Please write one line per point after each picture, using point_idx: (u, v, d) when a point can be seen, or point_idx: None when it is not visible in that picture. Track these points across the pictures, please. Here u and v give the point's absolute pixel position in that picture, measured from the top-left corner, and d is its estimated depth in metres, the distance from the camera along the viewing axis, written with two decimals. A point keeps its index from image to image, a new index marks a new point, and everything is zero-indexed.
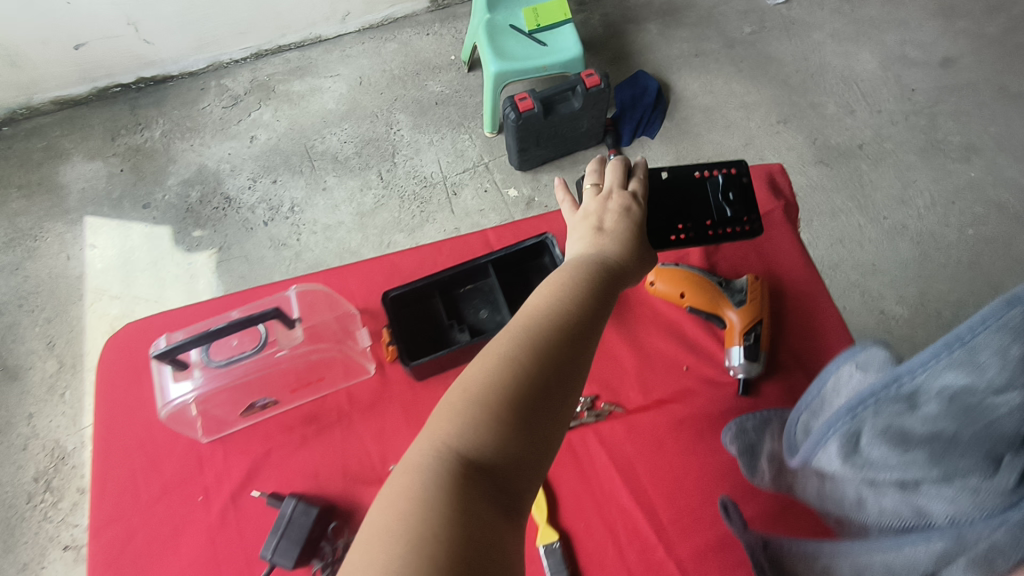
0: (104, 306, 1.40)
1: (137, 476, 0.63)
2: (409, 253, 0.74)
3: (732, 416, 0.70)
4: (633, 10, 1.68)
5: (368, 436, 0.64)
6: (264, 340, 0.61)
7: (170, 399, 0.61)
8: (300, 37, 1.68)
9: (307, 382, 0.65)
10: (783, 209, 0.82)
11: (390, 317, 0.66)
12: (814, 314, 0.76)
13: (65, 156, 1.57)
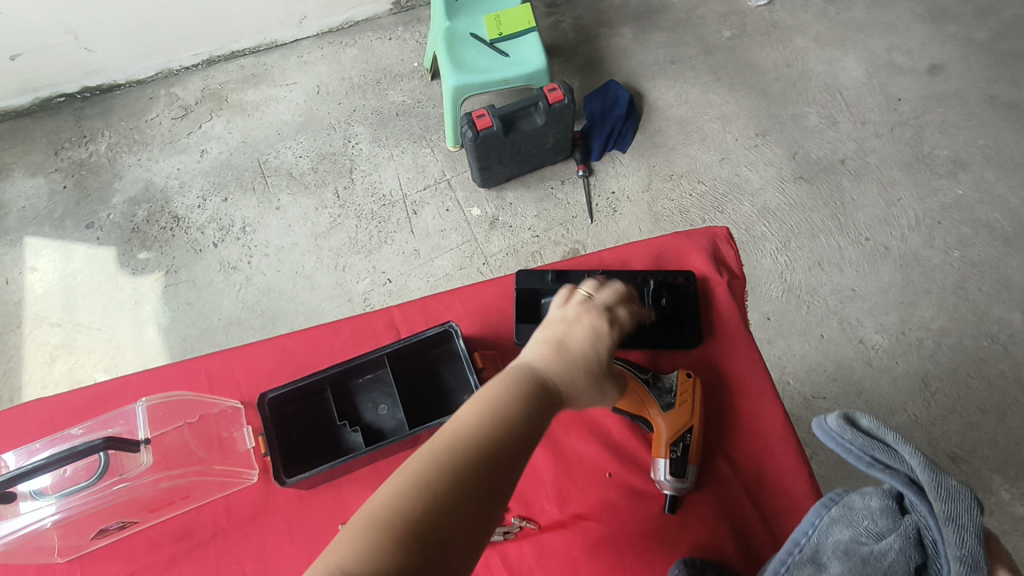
0: (43, 334, 1.32)
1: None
2: (303, 332, 0.66)
3: (657, 537, 0.61)
4: (607, 13, 1.59)
5: (245, 556, 0.57)
6: (102, 470, 0.52)
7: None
8: (255, 42, 1.59)
9: (168, 501, 0.57)
10: (728, 285, 0.71)
11: (269, 424, 0.57)
12: (755, 414, 0.66)
13: (5, 171, 1.49)
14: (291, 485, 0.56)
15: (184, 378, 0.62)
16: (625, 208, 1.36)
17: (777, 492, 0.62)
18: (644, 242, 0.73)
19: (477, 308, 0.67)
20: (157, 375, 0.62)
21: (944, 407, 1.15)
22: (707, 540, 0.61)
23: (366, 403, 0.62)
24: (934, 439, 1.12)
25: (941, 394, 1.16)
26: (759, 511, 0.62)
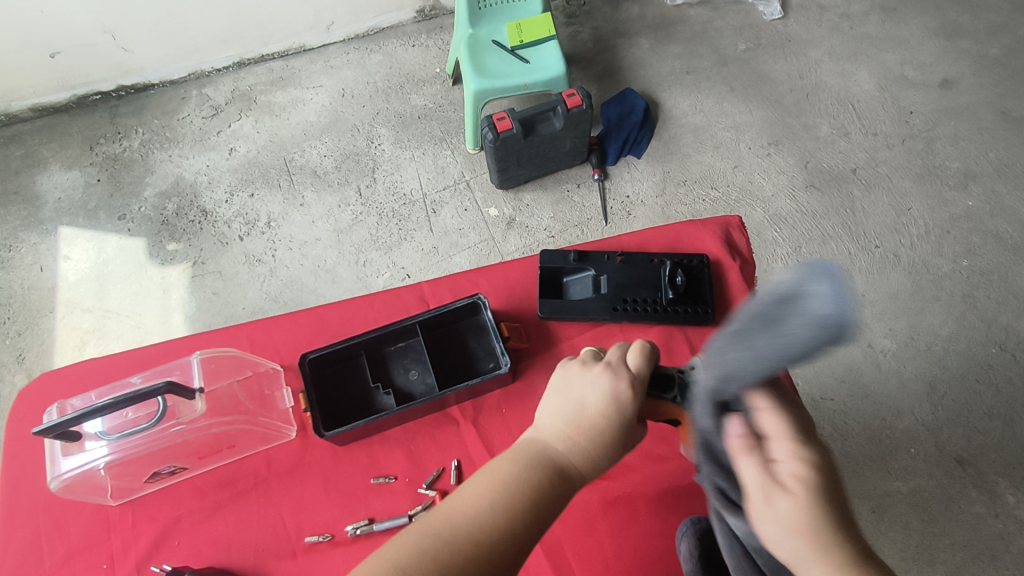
0: (75, 320, 1.38)
1: (39, 540, 0.58)
2: (339, 304, 0.70)
3: (673, 494, 0.64)
4: (625, 25, 1.63)
5: (284, 504, 0.60)
6: (162, 411, 0.56)
7: (62, 470, 0.55)
8: (284, 46, 1.65)
9: (215, 449, 0.60)
10: (741, 269, 0.71)
11: (308, 382, 0.60)
12: None
13: (42, 164, 1.55)
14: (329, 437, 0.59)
15: (229, 340, 0.66)
16: (639, 211, 1.40)
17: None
18: (660, 227, 0.74)
19: (504, 284, 0.71)
20: (203, 338, 0.66)
21: (951, 411, 1.17)
22: None
23: (398, 368, 0.65)
24: (941, 443, 1.14)
25: (948, 399, 1.18)
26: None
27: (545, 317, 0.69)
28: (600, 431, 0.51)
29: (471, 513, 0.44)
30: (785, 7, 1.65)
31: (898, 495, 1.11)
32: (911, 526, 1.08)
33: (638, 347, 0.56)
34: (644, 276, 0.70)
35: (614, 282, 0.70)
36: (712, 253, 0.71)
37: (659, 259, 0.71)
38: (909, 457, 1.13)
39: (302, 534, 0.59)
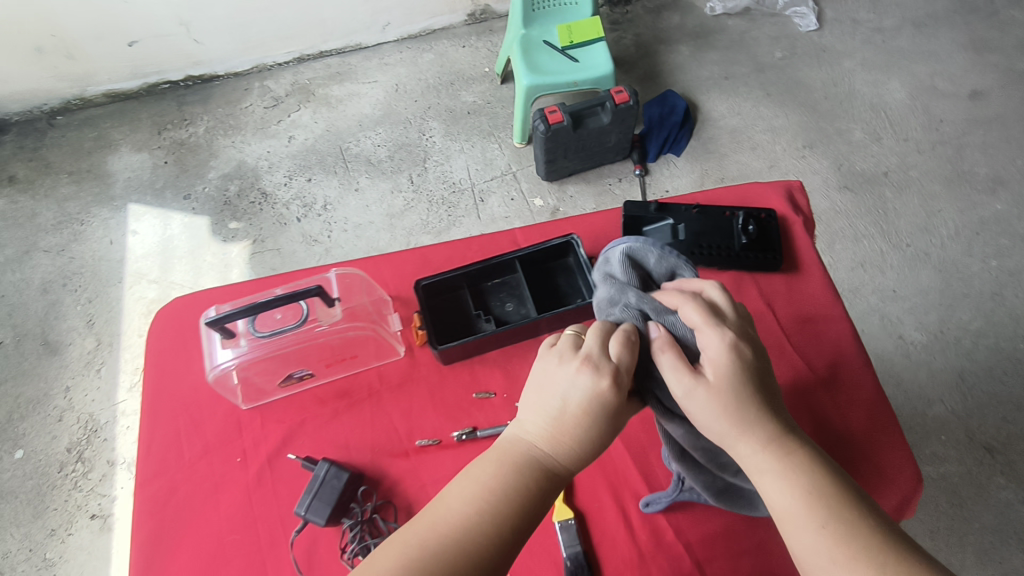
0: (143, 290, 1.46)
1: (177, 435, 0.59)
2: (438, 247, 0.71)
3: None
4: (665, 32, 1.72)
5: (397, 411, 0.59)
6: (307, 313, 0.57)
7: (217, 363, 0.56)
8: (342, 44, 1.74)
9: (341, 358, 0.60)
10: (804, 225, 0.76)
11: (420, 304, 0.63)
12: (826, 331, 0.67)
13: (113, 146, 1.65)
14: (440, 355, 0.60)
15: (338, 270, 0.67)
16: None
17: (848, 380, 0.63)
18: (728, 187, 0.79)
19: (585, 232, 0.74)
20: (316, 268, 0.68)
21: (979, 402, 1.21)
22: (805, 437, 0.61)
23: (497, 300, 0.69)
24: (970, 431, 1.18)
25: (977, 390, 1.22)
26: (832, 397, 0.62)
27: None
28: (577, 424, 0.49)
29: (453, 525, 0.44)
30: (819, 19, 1.73)
31: (928, 478, 1.15)
32: (942, 508, 1.12)
33: (621, 336, 0.50)
34: (720, 226, 0.74)
35: (692, 232, 0.74)
36: (777, 210, 0.76)
37: (731, 212, 0.75)
38: (939, 443, 1.17)
39: (414, 437, 0.58)
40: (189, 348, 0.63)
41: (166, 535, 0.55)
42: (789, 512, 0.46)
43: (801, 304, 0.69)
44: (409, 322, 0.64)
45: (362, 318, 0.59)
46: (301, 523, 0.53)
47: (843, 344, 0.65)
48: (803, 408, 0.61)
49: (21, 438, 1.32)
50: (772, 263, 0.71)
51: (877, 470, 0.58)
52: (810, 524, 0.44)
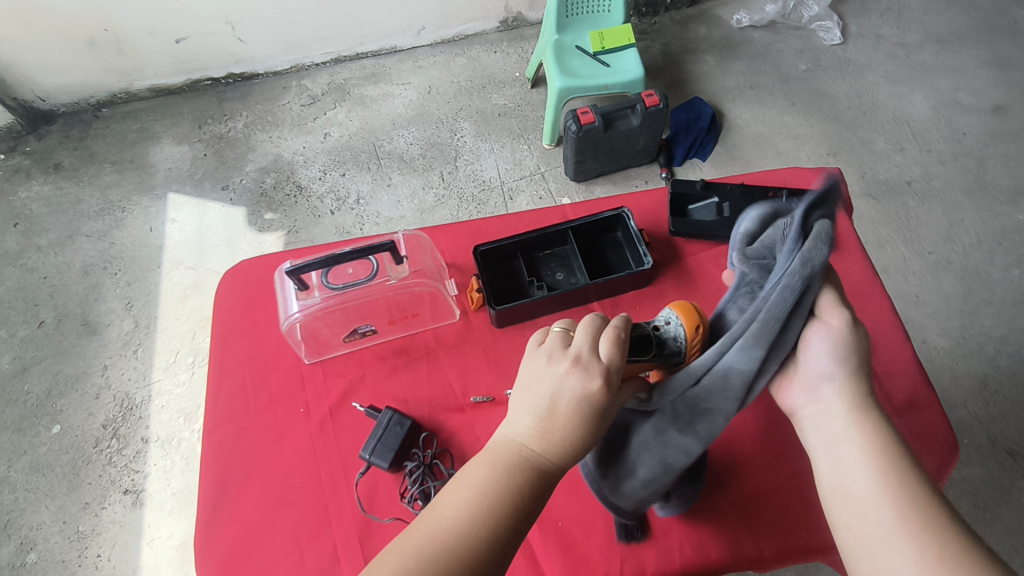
0: (179, 275, 1.49)
1: (244, 387, 0.67)
2: (493, 220, 0.81)
3: None
4: (692, 42, 1.76)
5: (452, 370, 0.69)
6: (376, 270, 0.66)
7: (291, 313, 0.65)
8: (377, 46, 1.80)
9: (404, 315, 0.71)
10: (842, 208, 0.85)
11: (480, 267, 0.73)
12: (865, 308, 0.77)
13: (155, 138, 1.70)
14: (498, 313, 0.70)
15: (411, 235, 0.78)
16: None
17: (882, 352, 0.73)
18: (769, 171, 0.89)
19: (635, 211, 0.84)
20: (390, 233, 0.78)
21: (1004, 406, 1.21)
22: None
23: (547, 269, 0.78)
24: (994, 435, 1.19)
25: (1001, 395, 1.23)
26: (870, 367, 0.72)
27: (673, 233, 0.81)
28: (567, 422, 0.48)
29: (450, 529, 0.44)
30: (843, 34, 1.77)
31: (953, 481, 1.15)
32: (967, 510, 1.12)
33: (609, 334, 0.51)
34: (760, 205, 0.83)
35: (735, 210, 0.83)
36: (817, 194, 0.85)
37: (772, 193, 0.84)
38: (963, 446, 1.18)
39: (468, 394, 0.67)
40: (258, 310, 0.72)
41: (234, 475, 0.62)
42: (859, 493, 0.48)
43: (841, 284, 0.79)
44: (465, 287, 0.75)
45: (423, 273, 0.68)
46: (365, 464, 0.62)
47: (879, 320, 0.75)
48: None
49: (58, 414, 1.33)
50: None
51: (914, 435, 0.66)
52: (876, 492, 0.48)
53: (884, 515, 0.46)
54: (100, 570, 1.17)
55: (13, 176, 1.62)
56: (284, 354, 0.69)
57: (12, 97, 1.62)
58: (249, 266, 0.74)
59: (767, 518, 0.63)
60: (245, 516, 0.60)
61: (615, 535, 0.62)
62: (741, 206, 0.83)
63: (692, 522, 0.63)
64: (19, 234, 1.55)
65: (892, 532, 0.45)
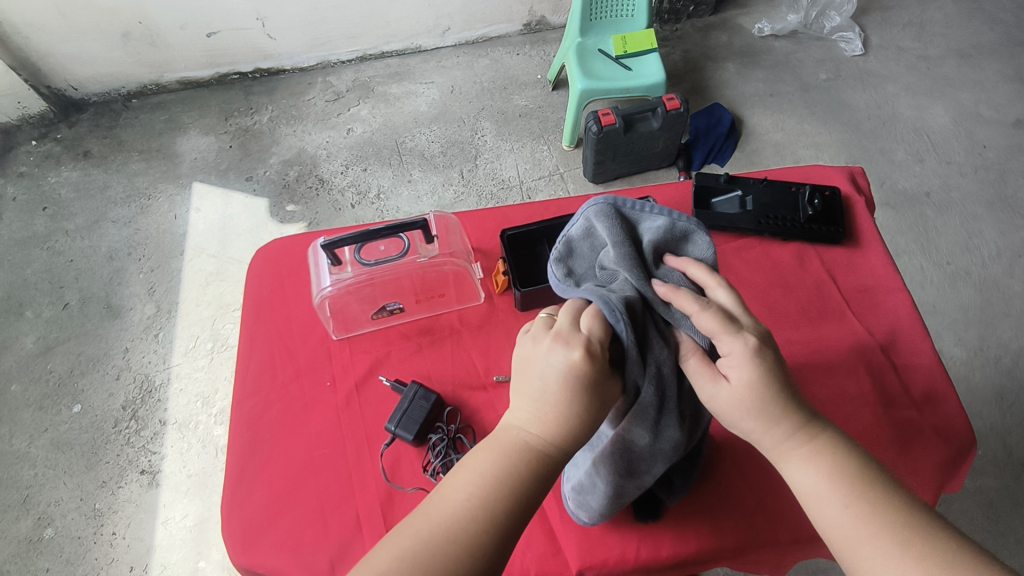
0: (201, 263, 1.51)
1: (274, 360, 0.71)
2: (519, 209, 0.85)
3: (814, 369, 0.72)
4: (713, 50, 1.78)
5: (475, 350, 0.72)
6: (407, 247, 0.70)
7: (322, 288, 0.68)
8: (402, 46, 1.83)
9: (430, 296, 0.74)
10: (865, 204, 0.87)
11: (506, 250, 0.76)
12: (885, 304, 0.77)
13: (183, 129, 1.73)
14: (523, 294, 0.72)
15: None
16: None
17: (905, 347, 0.73)
18: (794, 168, 0.91)
19: (660, 202, 0.86)
20: None
21: (1021, 418, 1.21)
22: (859, 390, 0.70)
23: None
24: (1010, 446, 1.18)
25: (1018, 407, 1.22)
26: (890, 359, 0.73)
27: (696, 225, 0.84)
28: (561, 403, 0.46)
29: (453, 516, 0.43)
30: (865, 45, 1.78)
31: (964, 491, 1.14)
32: (980, 520, 1.11)
33: (590, 308, 0.49)
34: (785, 198, 0.85)
35: (760, 202, 0.85)
36: (841, 190, 0.87)
37: (797, 187, 0.86)
38: (979, 457, 1.17)
39: (491, 373, 0.70)
40: (288, 288, 0.77)
41: (262, 444, 0.65)
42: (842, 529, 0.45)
43: (863, 279, 0.80)
44: (490, 272, 0.78)
45: (451, 254, 0.71)
46: (391, 436, 0.65)
47: (900, 314, 0.76)
48: (863, 367, 0.72)
49: (80, 393, 1.35)
50: (830, 232, 0.81)
51: (933, 428, 0.67)
52: (837, 502, 0.46)
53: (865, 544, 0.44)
54: (114, 548, 1.19)
55: (44, 161, 1.66)
56: (313, 330, 0.73)
57: (46, 86, 1.67)
58: (277, 247, 0.79)
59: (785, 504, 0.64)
60: (272, 482, 0.63)
61: (632, 515, 0.63)
62: (766, 199, 0.85)
63: (706, 505, 0.64)
64: (48, 218, 1.58)
65: (875, 557, 0.43)
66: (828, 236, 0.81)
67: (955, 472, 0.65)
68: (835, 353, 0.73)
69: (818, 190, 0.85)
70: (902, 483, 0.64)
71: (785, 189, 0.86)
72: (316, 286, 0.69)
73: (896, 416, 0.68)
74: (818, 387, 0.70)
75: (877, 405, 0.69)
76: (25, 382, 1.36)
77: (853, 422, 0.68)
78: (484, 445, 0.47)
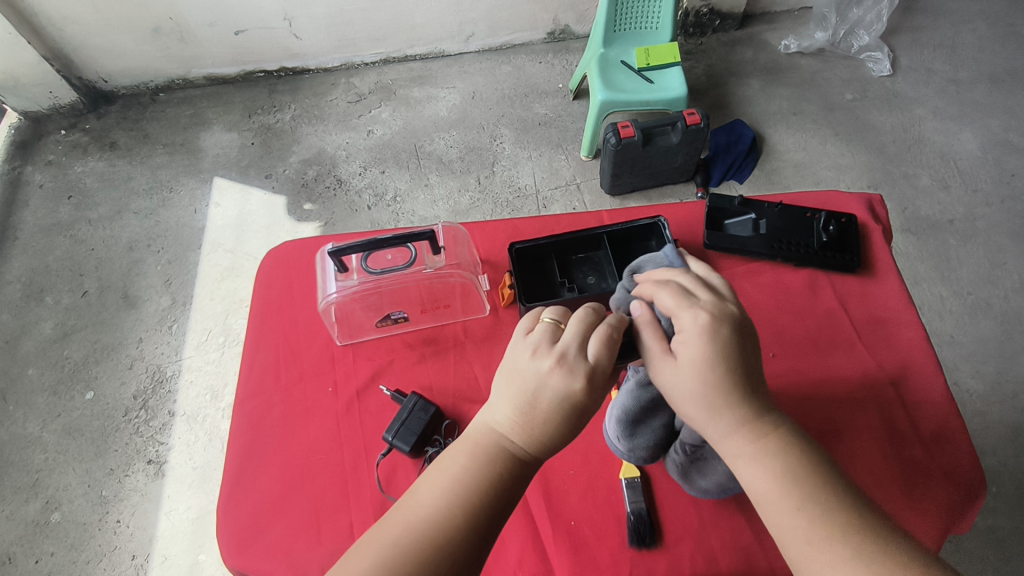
0: (217, 258, 1.53)
1: (278, 363, 0.72)
2: (530, 221, 0.85)
3: (817, 401, 0.71)
4: (738, 65, 1.76)
5: (478, 363, 0.73)
6: (414, 258, 0.71)
7: (327, 293, 0.70)
8: (426, 50, 1.84)
9: (435, 306, 0.75)
10: (882, 232, 0.85)
11: (514, 262, 0.77)
12: (898, 337, 0.76)
13: (207, 125, 1.76)
14: (527, 308, 0.72)
15: None
16: None
17: (916, 383, 0.72)
18: (810, 192, 0.90)
19: (671, 222, 0.87)
20: None
21: None
22: (866, 426, 0.69)
23: (579, 272, 0.80)
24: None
25: None
26: (900, 394, 0.71)
27: (707, 246, 0.83)
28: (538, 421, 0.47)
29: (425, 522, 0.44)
30: (893, 66, 1.75)
31: (977, 529, 1.11)
32: (991, 560, 1.08)
33: (602, 334, 0.50)
34: (800, 224, 0.84)
35: (774, 227, 0.84)
36: (858, 217, 0.86)
37: (813, 214, 0.85)
38: (992, 494, 1.14)
39: (492, 389, 0.71)
40: (298, 291, 0.78)
41: (261, 446, 0.67)
42: (763, 490, 0.48)
43: (877, 310, 0.78)
44: (497, 284, 0.79)
45: (457, 265, 0.72)
46: (388, 446, 0.66)
47: (913, 348, 0.75)
48: (872, 403, 0.71)
49: (93, 380, 1.38)
50: (842, 262, 0.80)
51: (942, 469, 0.66)
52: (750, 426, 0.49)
53: (775, 498, 0.47)
54: (118, 536, 1.21)
55: (71, 150, 1.70)
56: (318, 335, 0.75)
57: (78, 77, 1.71)
58: (287, 249, 0.81)
59: (782, 537, 0.63)
60: (267, 486, 0.64)
61: (626, 539, 0.64)
62: (779, 224, 0.84)
63: (704, 532, 0.64)
64: (72, 206, 1.61)
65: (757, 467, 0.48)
66: (841, 266, 0.81)
67: (964, 514, 0.63)
68: (844, 386, 0.72)
69: (834, 217, 0.84)
70: (908, 523, 0.63)
71: (801, 215, 0.85)
72: (322, 292, 0.71)
73: (905, 455, 0.67)
74: (825, 420, 0.70)
75: (886, 442, 0.68)
76: (42, 367, 1.39)
77: (860, 459, 0.67)
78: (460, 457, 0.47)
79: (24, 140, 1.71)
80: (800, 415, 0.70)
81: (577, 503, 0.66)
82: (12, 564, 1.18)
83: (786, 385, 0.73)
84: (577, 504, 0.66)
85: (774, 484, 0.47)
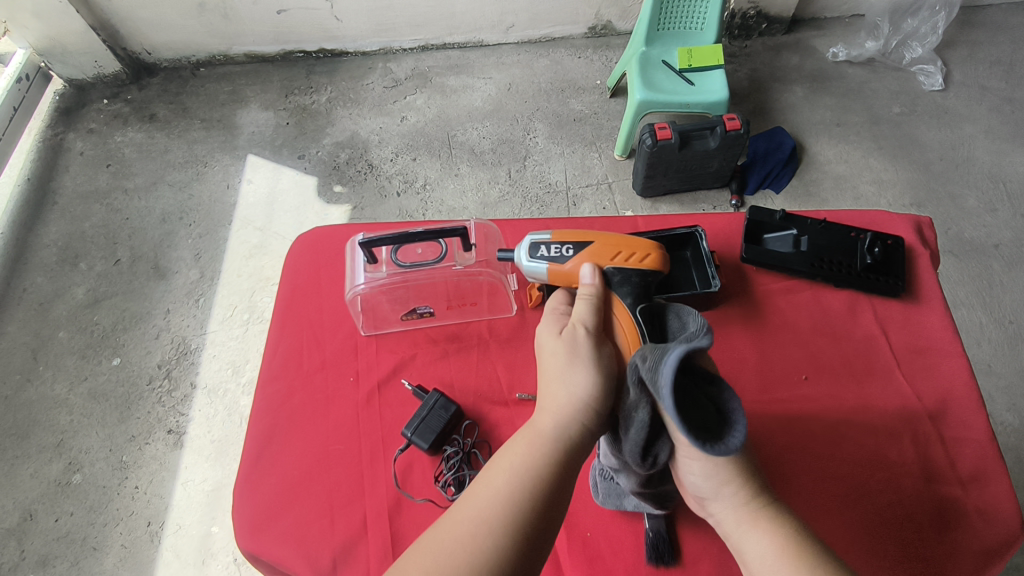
0: (247, 235, 1.54)
1: (300, 348, 0.73)
2: (560, 221, 0.84)
3: (849, 428, 0.70)
4: (782, 71, 1.71)
5: (501, 363, 0.73)
6: (444, 253, 0.71)
7: (356, 284, 0.70)
8: (464, 39, 1.83)
9: (462, 303, 0.76)
10: (929, 257, 0.82)
11: None
12: (939, 368, 0.73)
13: (244, 102, 1.77)
14: None
15: None
16: None
17: (954, 415, 0.70)
18: (855, 211, 0.87)
19: (707, 231, 0.85)
20: None
21: None
22: (901, 462, 0.67)
23: None
24: None
25: None
26: (937, 428, 0.69)
27: (745, 260, 0.82)
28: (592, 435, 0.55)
29: (496, 500, 0.49)
30: (946, 80, 1.69)
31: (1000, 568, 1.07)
32: None
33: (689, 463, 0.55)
34: (843, 243, 0.81)
35: (817, 244, 0.81)
36: (905, 241, 0.83)
37: (858, 234, 0.82)
38: None
39: (513, 390, 0.71)
40: (323, 278, 0.79)
41: (278, 429, 0.68)
42: (763, 557, 0.51)
43: (918, 336, 0.76)
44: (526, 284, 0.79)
45: (487, 263, 0.72)
46: (405, 440, 0.66)
47: (955, 382, 0.72)
48: (908, 436, 0.69)
49: (120, 347, 1.40)
50: (886, 285, 0.78)
51: (978, 512, 0.63)
52: (745, 525, 0.53)
53: (774, 562, 0.50)
54: (135, 501, 1.23)
55: (112, 120, 1.73)
56: (342, 325, 0.75)
57: (122, 48, 1.74)
58: (315, 232, 0.82)
59: None
60: (283, 470, 0.65)
61: (643, 557, 0.63)
62: (822, 241, 0.82)
63: (722, 557, 0.63)
64: (110, 174, 1.65)
65: (761, 540, 0.52)
66: (885, 288, 0.78)
67: (997, 561, 0.61)
68: (879, 416, 0.70)
69: (880, 238, 0.81)
70: (935, 565, 0.61)
71: (844, 234, 0.83)
72: (349, 283, 0.71)
73: (939, 493, 0.65)
74: (853, 450, 0.68)
75: (918, 477, 0.66)
76: (72, 331, 1.42)
77: (887, 496, 0.65)
78: (519, 448, 0.53)
79: (67, 107, 1.74)
80: (834, 441, 0.69)
81: (593, 514, 0.66)
82: (33, 522, 1.22)
83: (816, 411, 0.71)
84: (594, 516, 0.66)
85: (775, 553, 0.50)
